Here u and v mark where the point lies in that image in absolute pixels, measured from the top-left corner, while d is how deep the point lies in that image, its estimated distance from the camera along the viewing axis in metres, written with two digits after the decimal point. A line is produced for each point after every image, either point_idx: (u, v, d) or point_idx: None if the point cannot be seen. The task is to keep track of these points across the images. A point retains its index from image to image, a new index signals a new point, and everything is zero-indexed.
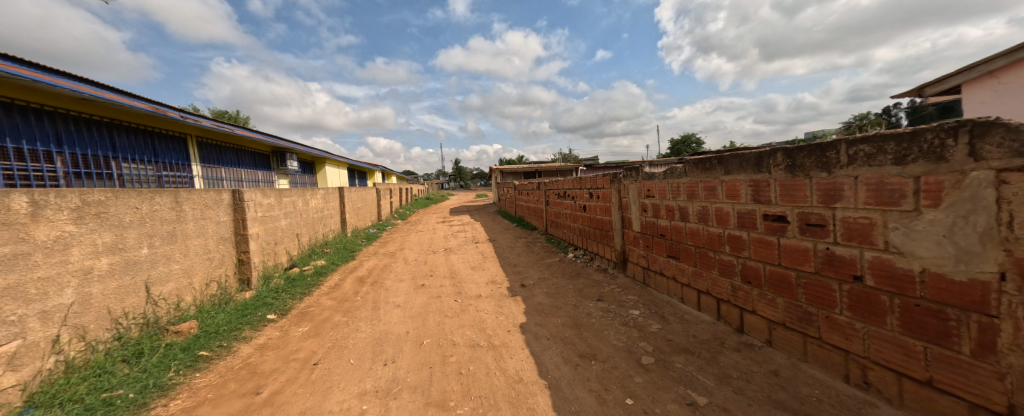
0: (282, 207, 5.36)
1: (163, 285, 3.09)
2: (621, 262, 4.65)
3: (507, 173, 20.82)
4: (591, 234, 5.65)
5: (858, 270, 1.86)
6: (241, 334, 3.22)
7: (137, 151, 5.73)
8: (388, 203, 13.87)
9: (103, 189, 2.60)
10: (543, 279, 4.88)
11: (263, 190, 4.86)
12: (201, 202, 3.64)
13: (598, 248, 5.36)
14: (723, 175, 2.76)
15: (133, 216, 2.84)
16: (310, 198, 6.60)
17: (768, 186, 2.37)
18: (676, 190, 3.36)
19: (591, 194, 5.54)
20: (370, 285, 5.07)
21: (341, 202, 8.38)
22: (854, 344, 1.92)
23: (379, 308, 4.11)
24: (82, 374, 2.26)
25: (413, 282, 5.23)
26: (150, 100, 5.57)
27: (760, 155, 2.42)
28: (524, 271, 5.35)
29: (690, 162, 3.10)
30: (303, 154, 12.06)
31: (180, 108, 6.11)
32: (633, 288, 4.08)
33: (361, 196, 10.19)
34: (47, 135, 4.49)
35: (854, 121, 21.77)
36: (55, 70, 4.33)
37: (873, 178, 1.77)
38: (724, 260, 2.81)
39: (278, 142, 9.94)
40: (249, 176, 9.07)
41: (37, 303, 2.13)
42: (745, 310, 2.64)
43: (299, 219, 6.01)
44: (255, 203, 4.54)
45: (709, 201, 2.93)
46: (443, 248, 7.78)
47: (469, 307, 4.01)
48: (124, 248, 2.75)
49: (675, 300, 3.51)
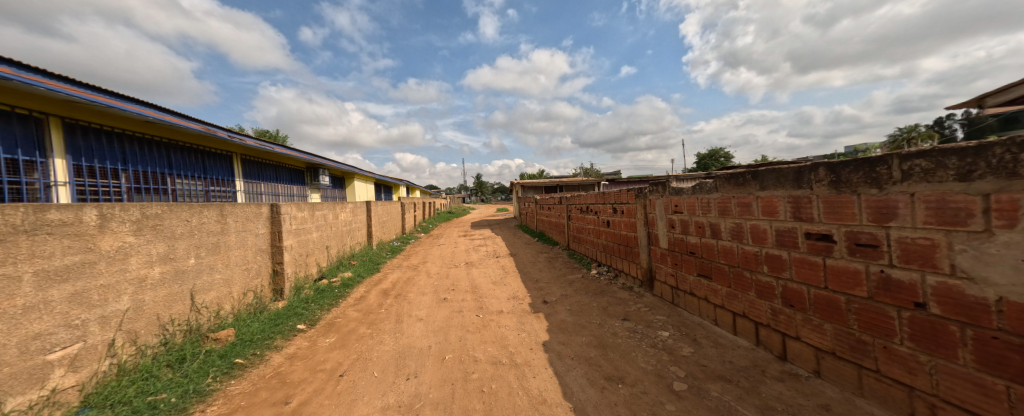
0: (314, 220, 5.61)
1: (206, 293, 3.27)
2: (648, 281, 4.49)
3: (529, 188, 20.99)
4: (615, 250, 5.53)
5: (919, 296, 1.70)
6: (273, 343, 3.32)
7: (190, 168, 6.24)
8: (412, 217, 14.23)
9: (160, 203, 2.81)
10: (565, 295, 4.78)
11: (298, 204, 5.12)
12: (243, 215, 3.86)
13: (623, 265, 5.22)
14: (758, 190, 2.63)
15: (184, 228, 3.04)
16: (340, 211, 6.88)
17: (810, 203, 2.23)
18: (707, 206, 3.24)
19: (615, 208, 5.45)
20: (394, 298, 5.16)
21: (368, 215, 8.67)
22: (919, 380, 1.73)
23: (402, 322, 4.17)
24: (131, 377, 2.40)
25: (436, 295, 5.27)
26: (203, 121, 6.11)
27: (799, 170, 2.28)
28: (547, 287, 5.27)
29: (721, 177, 3.00)
30: (335, 170, 12.68)
31: (228, 129, 6.65)
32: (661, 308, 3.92)
33: (386, 210, 10.52)
34: (114, 154, 4.96)
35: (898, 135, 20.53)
36: (126, 97, 4.87)
37: (933, 195, 1.63)
38: (761, 281, 2.65)
39: (312, 158, 10.51)
40: (285, 190, 9.60)
41: (98, 308, 2.30)
42: (789, 335, 2.45)
43: (329, 231, 6.25)
44: (290, 216, 4.78)
45: (742, 218, 2.80)
46: (464, 261, 7.85)
47: (491, 323, 3.98)
48: (175, 258, 2.94)
49: (707, 322, 3.32)
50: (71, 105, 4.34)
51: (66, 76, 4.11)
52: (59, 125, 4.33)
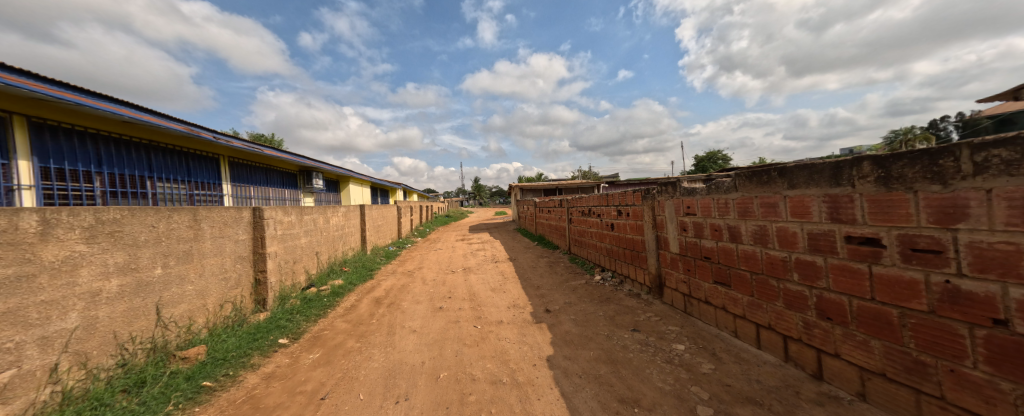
0: (302, 225, 5.32)
1: (175, 307, 2.96)
2: (657, 288, 4.22)
3: (528, 191, 20.76)
4: (619, 255, 5.27)
5: (1000, 312, 1.44)
6: (250, 361, 3.01)
7: (172, 171, 5.95)
8: (409, 221, 13.94)
9: (119, 207, 2.52)
10: (568, 303, 4.49)
11: (284, 208, 4.82)
12: (220, 220, 3.57)
13: (629, 271, 4.96)
14: (786, 189, 2.37)
15: (148, 235, 2.74)
16: (332, 215, 6.58)
17: (851, 202, 1.95)
18: (724, 207, 2.98)
19: (620, 211, 5.19)
20: (387, 307, 4.85)
21: (362, 219, 8.36)
22: (1000, 411, 1.47)
23: (394, 334, 3.87)
24: (76, 407, 2.09)
25: (431, 304, 4.97)
26: (186, 121, 5.84)
27: (837, 165, 2.00)
28: (549, 294, 4.98)
29: (741, 175, 2.74)
30: (329, 173, 12.39)
31: (214, 130, 6.38)
32: (673, 317, 3.65)
33: (381, 214, 10.22)
34: (88, 156, 4.66)
35: (895, 137, 20.58)
36: (99, 95, 4.59)
37: (1017, 191, 1.38)
38: (791, 290, 2.38)
39: (305, 161, 10.22)
40: (276, 194, 9.29)
41: (37, 328, 2.01)
42: (825, 352, 2.17)
43: (319, 236, 5.94)
44: (275, 220, 4.48)
45: (767, 220, 2.54)
46: (462, 267, 7.56)
47: (490, 335, 3.68)
48: (137, 269, 2.64)
49: (726, 334, 3.05)
50: (38, 103, 4.05)
51: (30, 71, 3.83)
52: (24, 124, 4.03)
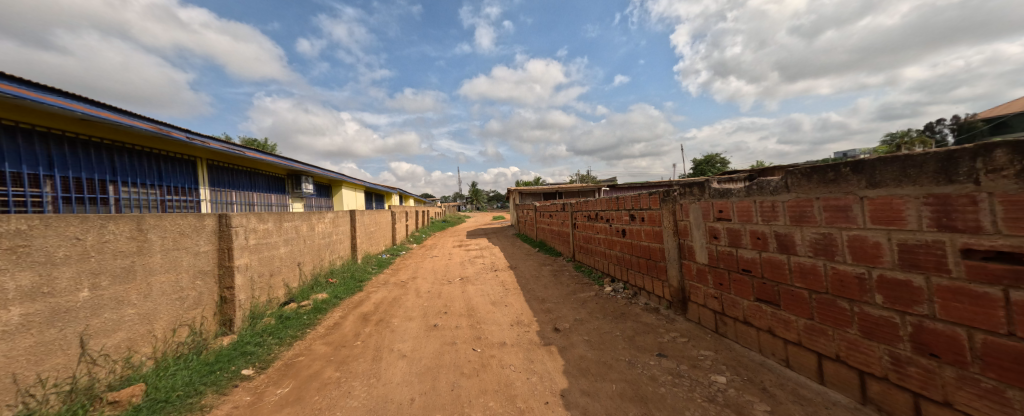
0: (281, 233, 4.79)
1: (108, 337, 2.43)
2: (680, 302, 3.73)
3: (527, 195, 20.29)
4: (633, 264, 4.79)
5: None
6: (198, 402, 2.48)
7: (140, 174, 5.48)
8: (404, 227, 13.40)
9: (24, 217, 2.03)
10: (579, 321, 3.98)
11: (259, 214, 4.31)
12: (176, 229, 3.05)
13: (645, 282, 4.47)
14: (864, 189, 1.89)
15: (70, 250, 2.25)
16: (317, 222, 6.05)
17: (975, 204, 1.49)
18: (771, 211, 2.50)
19: (634, 215, 4.72)
20: (375, 325, 4.32)
21: (352, 226, 7.83)
22: None
23: (380, 360, 3.34)
24: None
25: (425, 321, 4.45)
26: (154, 120, 5.38)
27: (952, 155, 1.51)
28: (556, 310, 4.47)
29: (796, 172, 2.27)
30: (319, 177, 11.84)
31: (187, 130, 5.93)
32: (704, 339, 3.15)
33: (374, 219, 9.68)
34: (38, 158, 4.20)
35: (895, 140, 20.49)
36: (48, 88, 4.14)
37: None
38: (872, 316, 1.89)
39: (293, 164, 9.70)
40: (261, 200, 8.76)
41: None
42: (926, 397, 1.69)
43: (302, 245, 5.42)
44: (246, 229, 3.96)
45: (834, 226, 2.06)
46: (459, 277, 7.03)
47: (491, 362, 3.16)
48: (50, 293, 2.14)
49: (774, 363, 2.55)
50: None
51: None
52: None
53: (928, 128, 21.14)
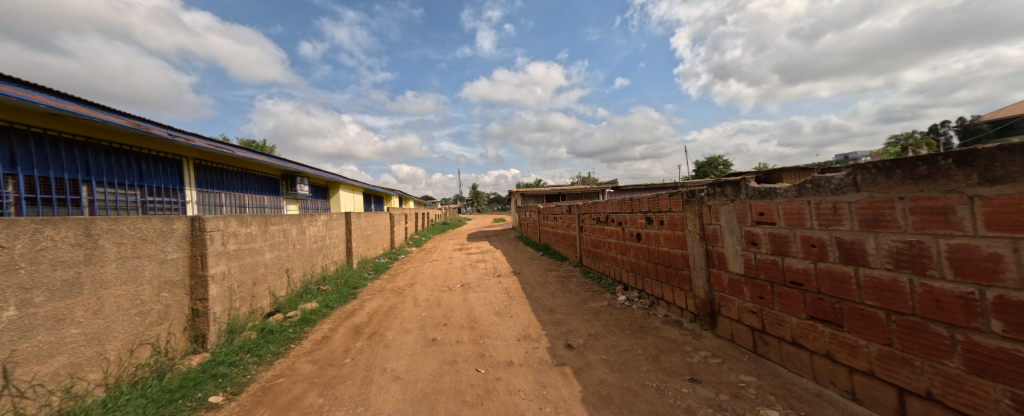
0: (266, 237, 4.40)
1: (41, 364, 2.05)
2: (708, 316, 3.34)
3: (529, 197, 19.93)
4: (650, 272, 4.39)
5: None
6: None
7: (117, 173, 5.15)
8: (403, 230, 13.02)
9: None
10: (594, 336, 3.57)
11: (241, 217, 3.93)
12: (136, 234, 2.67)
13: (664, 291, 4.08)
14: (972, 187, 1.52)
15: None
16: (308, 225, 5.67)
17: None
18: (831, 214, 2.11)
19: (651, 218, 4.33)
20: (367, 339, 3.92)
21: (348, 229, 7.45)
22: None
23: (370, 382, 2.94)
24: None
25: (422, 334, 4.05)
26: (132, 115, 5.05)
27: None
28: (567, 322, 4.06)
29: (867, 167, 1.88)
30: (316, 179, 11.48)
31: (169, 126, 5.56)
32: (742, 360, 2.74)
33: (371, 222, 9.30)
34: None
35: (902, 142, 20.16)
36: (9, 79, 3.82)
37: None
38: (986, 346, 1.53)
39: (287, 165, 9.34)
40: (252, 201, 8.38)
41: None
42: None
43: (290, 250, 5.03)
44: (225, 233, 3.57)
45: (925, 234, 1.67)
46: (460, 283, 6.64)
47: (497, 386, 2.76)
48: None
49: (836, 394, 2.15)
50: None
51: None
52: None
53: (937, 129, 20.79)
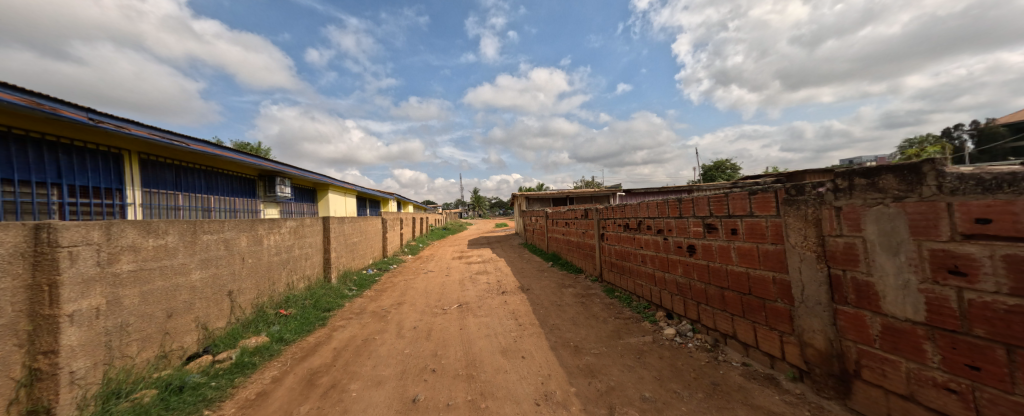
0: (192, 250, 3.28)
1: None
2: (833, 380, 2.16)
3: (533, 201, 18.85)
4: (713, 299, 3.22)
5: None
6: None
7: (19, 169, 4.03)
8: (398, 237, 11.90)
9: None
10: (653, 403, 2.38)
11: (145, 224, 2.80)
12: None
13: (739, 329, 2.91)
14: None
15: None
16: (267, 233, 4.54)
17: None
18: None
19: (713, 226, 3.17)
20: (320, 397, 2.76)
21: (326, 237, 6.32)
22: None
23: None
24: None
25: (400, 388, 2.89)
26: (34, 92, 3.91)
27: None
28: (605, 373, 2.88)
29: None
30: (300, 180, 10.38)
31: (92, 108, 4.42)
32: None
33: (359, 228, 8.18)
34: None
35: (925, 144, 19.10)
36: None
37: None
38: None
39: (263, 163, 8.23)
40: (219, 204, 7.27)
41: None
42: None
43: (236, 267, 3.90)
44: (108, 248, 2.46)
45: None
46: (457, 303, 5.48)
47: None
48: None
49: None
50: None
51: None
52: None
53: (952, 132, 19.96)
